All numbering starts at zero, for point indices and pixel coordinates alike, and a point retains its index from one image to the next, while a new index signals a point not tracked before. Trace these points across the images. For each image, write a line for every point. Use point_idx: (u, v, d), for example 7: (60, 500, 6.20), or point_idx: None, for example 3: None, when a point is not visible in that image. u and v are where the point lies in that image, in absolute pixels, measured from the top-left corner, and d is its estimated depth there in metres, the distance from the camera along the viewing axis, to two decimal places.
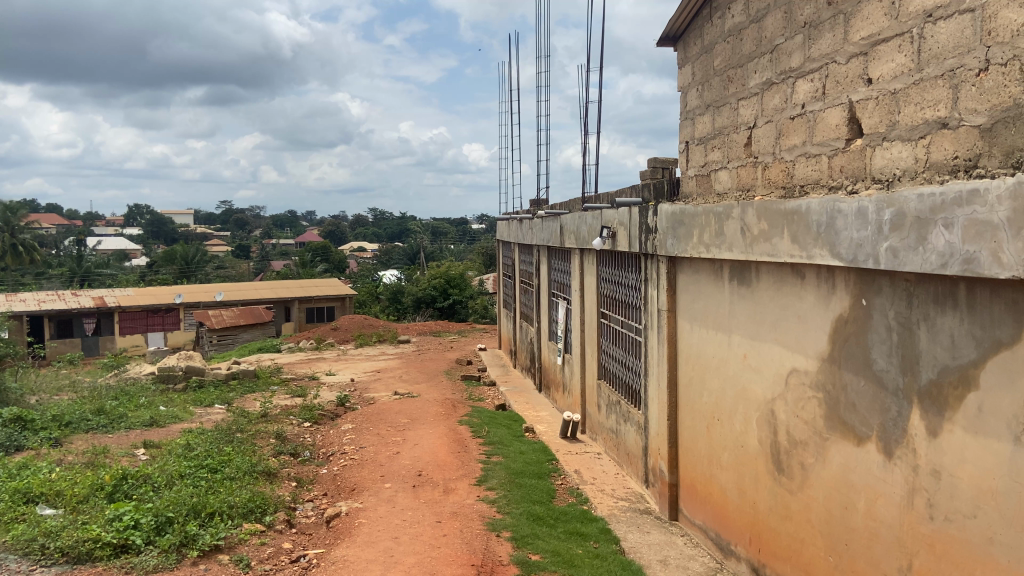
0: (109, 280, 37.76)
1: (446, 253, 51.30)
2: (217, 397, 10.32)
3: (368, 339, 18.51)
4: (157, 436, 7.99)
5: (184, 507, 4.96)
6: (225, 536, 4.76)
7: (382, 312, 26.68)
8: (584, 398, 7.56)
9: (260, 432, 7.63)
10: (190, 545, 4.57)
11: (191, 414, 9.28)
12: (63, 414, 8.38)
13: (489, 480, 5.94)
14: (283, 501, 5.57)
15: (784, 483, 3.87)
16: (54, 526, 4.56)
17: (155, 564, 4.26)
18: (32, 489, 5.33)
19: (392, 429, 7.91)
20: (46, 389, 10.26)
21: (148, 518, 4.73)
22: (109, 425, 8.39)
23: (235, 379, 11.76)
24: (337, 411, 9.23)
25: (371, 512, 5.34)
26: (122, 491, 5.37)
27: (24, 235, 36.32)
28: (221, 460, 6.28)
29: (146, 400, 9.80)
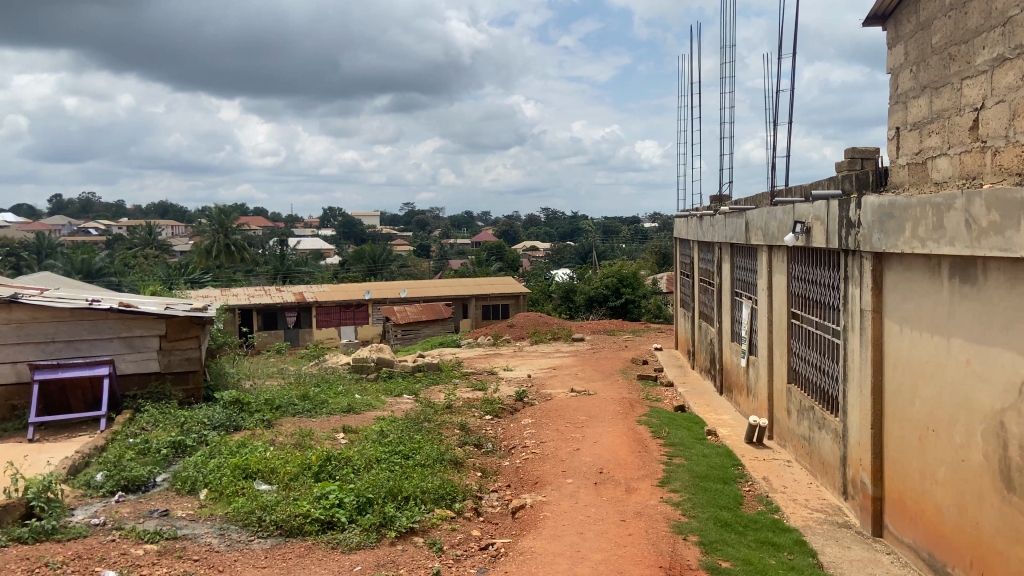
0: (307, 278, 41.23)
1: (616, 252, 51.18)
2: (405, 388, 10.91)
3: (543, 336, 18.85)
4: (355, 422, 8.55)
5: (382, 490, 5.26)
6: (420, 520, 5.01)
7: (554, 310, 27.11)
8: (772, 402, 7.23)
9: (446, 423, 7.95)
10: (388, 525, 4.86)
11: (384, 402, 9.88)
12: (274, 398, 9.21)
13: (672, 482, 5.81)
14: (471, 490, 5.77)
15: (1015, 504, 3.47)
16: (269, 500, 5.04)
17: (358, 541, 4.60)
18: (250, 465, 5.88)
19: (571, 425, 7.97)
20: (259, 375, 11.35)
21: (351, 498, 5.07)
22: (313, 410, 9.12)
23: (421, 372, 12.36)
24: (517, 405, 9.44)
25: (554, 506, 5.41)
26: (326, 471, 5.81)
27: (236, 236, 40.48)
28: (412, 447, 6.61)
29: (343, 388, 10.54)
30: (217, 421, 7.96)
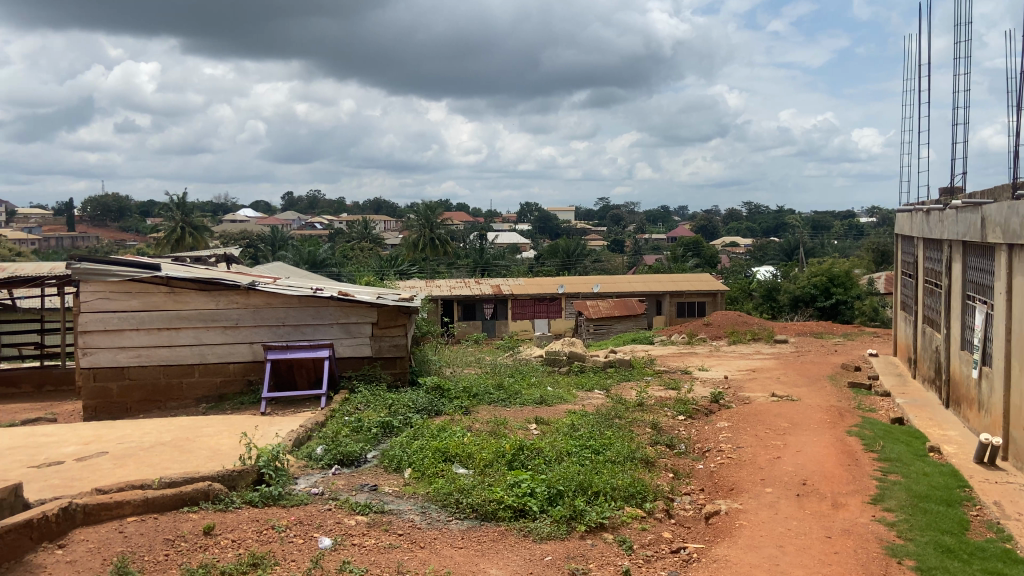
0: (505, 271, 42.67)
1: (826, 249, 47.89)
2: (597, 383, 10.94)
3: (742, 336, 18.06)
4: (547, 414, 8.73)
5: (573, 483, 5.31)
6: (610, 516, 5.03)
7: (755, 309, 25.95)
8: (1008, 418, 6.40)
9: (637, 421, 7.87)
10: (578, 519, 4.93)
11: (575, 396, 9.99)
12: (472, 387, 9.63)
13: (886, 501, 5.32)
14: (662, 491, 5.66)
15: None
16: (466, 484, 5.30)
17: (549, 531, 4.72)
18: (449, 449, 6.22)
19: (772, 432, 7.57)
20: (459, 364, 11.91)
21: (542, 488, 5.19)
22: (508, 399, 9.43)
23: (613, 368, 12.32)
24: (712, 407, 9.15)
25: (751, 515, 5.18)
26: (519, 460, 5.98)
27: (439, 231, 42.83)
28: (603, 442, 6.62)
29: (537, 380, 10.81)
30: (421, 405, 8.50)
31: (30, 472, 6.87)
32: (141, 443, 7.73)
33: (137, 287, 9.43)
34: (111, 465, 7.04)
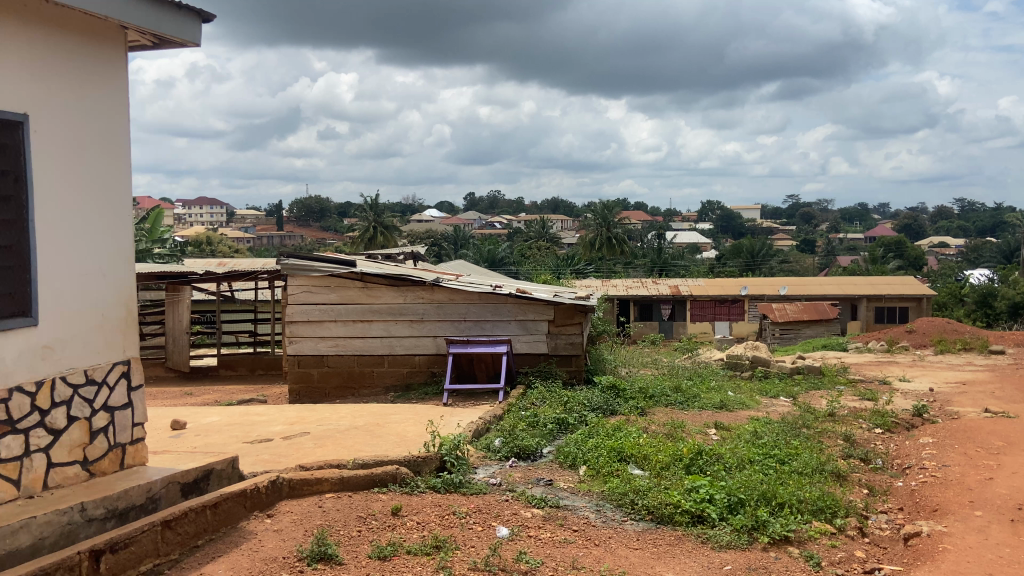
0: (684, 271, 41.92)
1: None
2: (782, 390, 10.44)
3: (951, 345, 16.45)
4: (727, 419, 8.49)
5: (756, 493, 5.83)
6: (795, 530, 5.43)
7: (967, 316, 23.55)
8: None
9: (828, 432, 7.79)
10: (761, 530, 5.40)
11: (758, 403, 9.60)
12: (648, 387, 9.54)
13: None
14: (854, 508, 5.95)
15: None
16: (641, 486, 6.13)
17: (730, 540, 5.22)
18: (625, 449, 6.99)
19: (981, 451, 7.08)
20: (636, 364, 11.85)
21: (722, 496, 5.79)
22: (686, 402, 9.23)
23: (800, 374, 11.68)
24: (912, 421, 8.44)
25: (955, 539, 5.33)
26: (697, 465, 6.59)
27: (616, 230, 42.83)
28: (789, 453, 6.90)
29: (717, 384, 10.49)
30: (596, 403, 8.60)
31: (244, 446, 7.65)
32: (338, 425, 8.39)
33: (335, 282, 10.41)
34: (312, 444, 7.66)
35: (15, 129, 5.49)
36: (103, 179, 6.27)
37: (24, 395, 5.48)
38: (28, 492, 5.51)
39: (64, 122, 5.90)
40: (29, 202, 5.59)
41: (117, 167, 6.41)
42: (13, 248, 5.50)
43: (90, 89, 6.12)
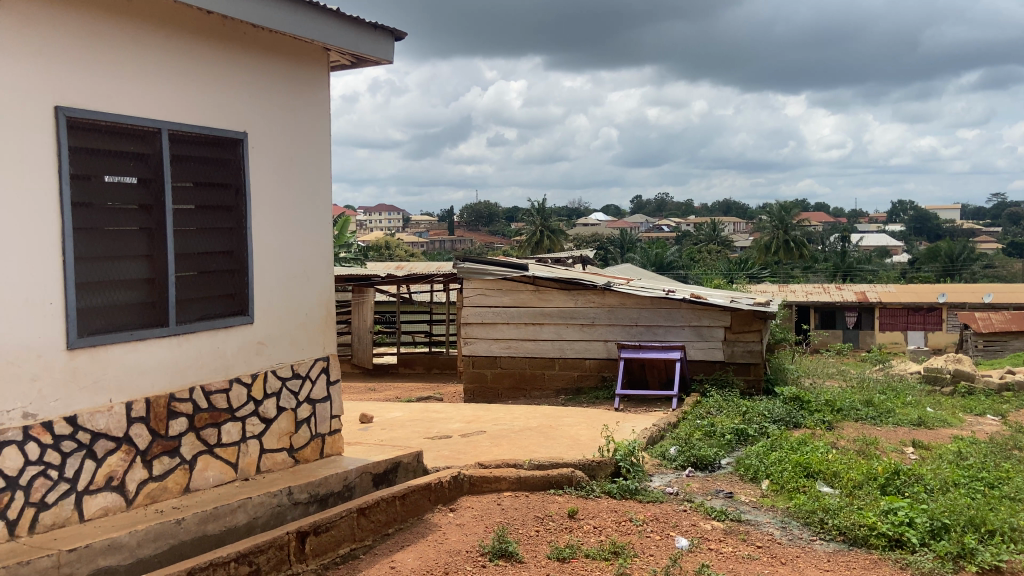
0: (868, 276, 39.34)
1: None
2: (991, 408, 9.51)
3: None
4: (927, 437, 7.85)
5: (962, 519, 5.38)
6: (1010, 560, 4.96)
7: None
8: None
9: None
10: (968, 558, 5.00)
11: (961, 421, 8.81)
12: (835, 400, 9.03)
13: None
14: None
15: None
16: (831, 505, 5.80)
17: (931, 567, 4.90)
18: (812, 464, 6.65)
19: None
20: (819, 375, 11.31)
21: (923, 520, 5.38)
22: (878, 418, 8.64)
23: (1012, 392, 10.60)
24: None
25: None
26: (894, 486, 6.14)
27: None
28: (1000, 477, 6.30)
29: (913, 399, 9.72)
30: (778, 415, 8.27)
31: (426, 442, 8.03)
32: (513, 426, 8.59)
33: (508, 285, 10.69)
34: (489, 443, 7.89)
35: (237, 147, 6.15)
36: (310, 189, 6.83)
37: (240, 386, 6.13)
38: (244, 474, 6.12)
39: (277, 137, 6.49)
40: (247, 211, 6.23)
41: (321, 178, 6.96)
42: (234, 253, 6.20)
43: (299, 106, 6.68)
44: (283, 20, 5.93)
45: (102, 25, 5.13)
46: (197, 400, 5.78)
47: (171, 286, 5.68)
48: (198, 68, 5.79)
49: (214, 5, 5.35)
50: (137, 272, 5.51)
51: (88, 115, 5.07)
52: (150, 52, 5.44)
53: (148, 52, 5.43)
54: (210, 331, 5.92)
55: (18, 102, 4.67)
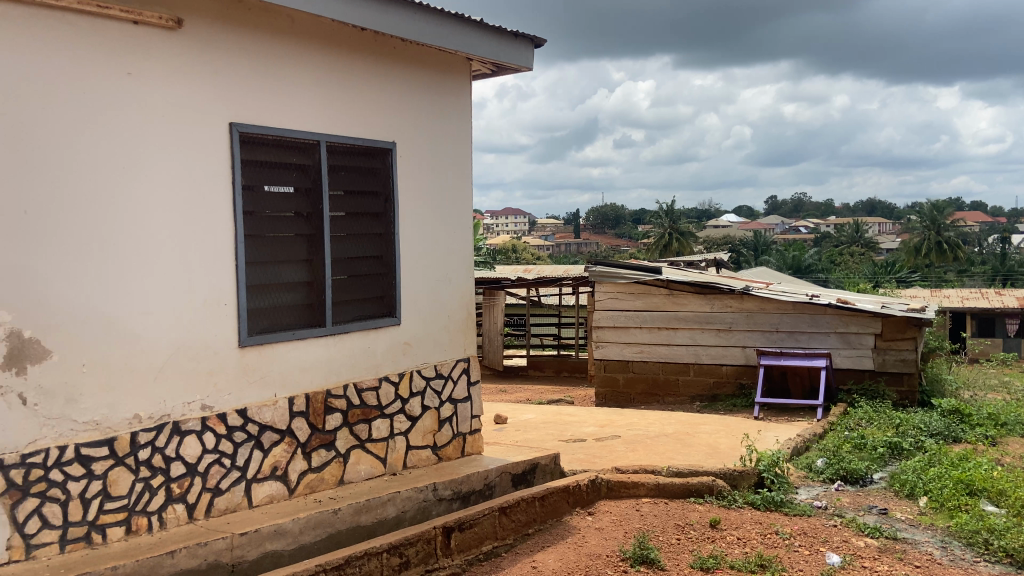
0: None
1: None
2: None
3: None
4: None
5: None
6: None
7: None
8: None
9: None
10: None
11: None
12: (999, 414, 8.38)
13: None
14: None
15: None
16: (997, 524, 5.42)
17: None
18: (975, 481, 6.17)
19: None
20: (981, 388, 10.58)
21: None
22: None
23: None
24: None
25: None
26: None
27: None
28: None
29: None
30: (935, 429, 7.76)
31: (561, 444, 8.09)
32: (648, 431, 8.51)
33: (640, 289, 10.71)
34: (624, 448, 7.84)
35: (386, 156, 6.44)
36: (452, 195, 7.05)
37: (389, 384, 6.42)
38: (392, 469, 6.39)
39: (423, 146, 6.74)
40: (396, 218, 6.50)
41: (463, 184, 7.16)
42: (383, 257, 6.49)
43: (443, 115, 6.91)
44: (431, 34, 6.17)
45: (269, 46, 5.52)
46: (350, 397, 6.10)
47: (328, 288, 6.01)
48: (351, 83, 6.10)
49: (368, 22, 5.64)
50: (298, 275, 5.88)
51: (259, 131, 5.47)
52: (310, 70, 5.80)
53: (309, 69, 5.79)
54: (363, 331, 6.24)
55: (199, 121, 5.12)
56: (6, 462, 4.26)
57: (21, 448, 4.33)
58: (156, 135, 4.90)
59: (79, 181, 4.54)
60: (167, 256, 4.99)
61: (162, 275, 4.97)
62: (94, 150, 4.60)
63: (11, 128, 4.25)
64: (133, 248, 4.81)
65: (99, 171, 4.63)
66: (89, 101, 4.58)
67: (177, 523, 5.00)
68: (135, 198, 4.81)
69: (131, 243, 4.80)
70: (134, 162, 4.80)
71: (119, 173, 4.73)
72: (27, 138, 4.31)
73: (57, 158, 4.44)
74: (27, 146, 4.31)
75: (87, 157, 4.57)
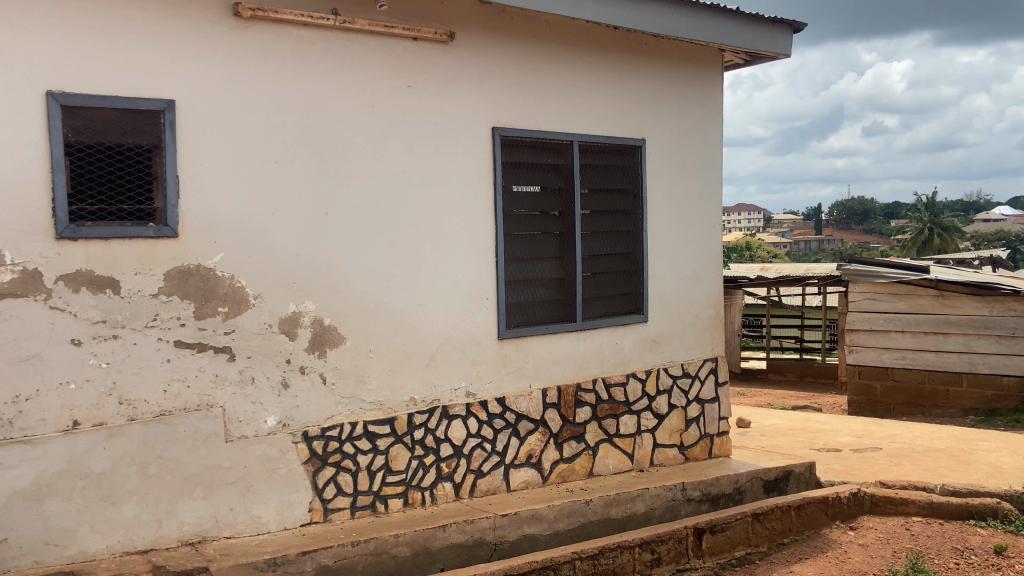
0: None
1: None
2: None
3: None
4: None
5: None
6: None
7: None
8: None
9: None
10: None
11: None
12: None
13: None
14: None
15: None
16: None
17: None
18: None
19: None
20: None
21: None
22: None
23: None
24: None
25: None
26: None
27: None
28: None
29: None
30: None
31: (813, 453, 7.63)
32: (913, 445, 7.76)
33: (905, 289, 9.84)
34: (887, 461, 7.20)
35: (636, 153, 6.45)
36: (701, 190, 6.89)
37: (636, 380, 6.44)
38: (639, 465, 6.42)
39: (672, 141, 6.67)
40: (645, 214, 6.49)
41: (713, 179, 6.98)
42: (631, 254, 6.51)
43: (693, 108, 6.78)
44: (684, 27, 6.07)
45: (529, 51, 5.76)
46: (599, 392, 6.21)
47: (578, 284, 6.16)
48: (603, 81, 6.19)
49: (623, 21, 5.68)
50: (551, 271, 6.08)
51: (518, 133, 5.74)
52: (566, 72, 5.97)
53: (563, 70, 5.96)
54: (611, 327, 6.31)
55: (467, 127, 5.49)
56: (311, 433, 4.86)
57: (322, 421, 4.91)
58: (431, 141, 5.33)
59: (368, 185, 5.06)
60: (439, 252, 5.40)
61: (434, 269, 5.38)
62: (381, 157, 5.11)
63: (319, 141, 4.85)
64: (412, 245, 5.27)
65: (384, 175, 5.13)
66: (376, 113, 5.08)
67: (445, 500, 5.40)
68: (414, 198, 5.27)
69: (411, 240, 5.26)
70: (413, 166, 5.25)
71: (400, 177, 5.20)
72: (330, 149, 4.90)
73: (352, 166, 4.99)
74: (329, 155, 4.89)
75: (376, 163, 5.09)
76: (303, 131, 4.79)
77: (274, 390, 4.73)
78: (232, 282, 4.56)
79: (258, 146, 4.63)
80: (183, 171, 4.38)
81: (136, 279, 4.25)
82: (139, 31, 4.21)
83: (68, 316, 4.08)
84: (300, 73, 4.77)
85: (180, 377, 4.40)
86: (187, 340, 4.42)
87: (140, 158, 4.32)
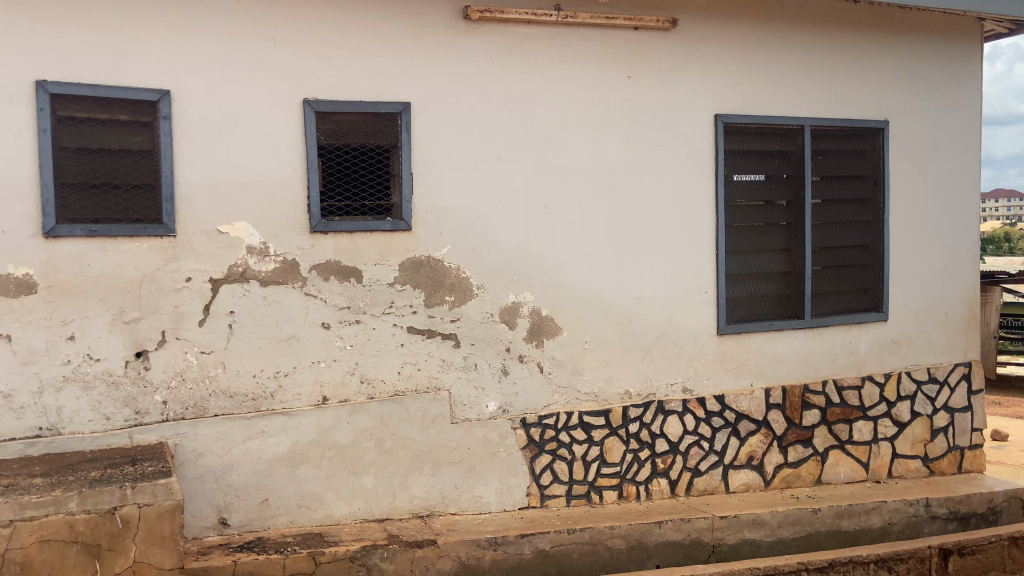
0: None
1: None
2: None
3: None
4: None
5: None
6: None
7: None
8: None
9: None
10: None
11: None
12: None
13: None
14: None
15: None
16: None
17: None
18: None
19: None
20: None
21: None
22: None
23: None
24: None
25: None
26: None
27: None
28: None
29: None
30: None
31: None
32: None
33: None
34: None
35: (877, 136, 5.90)
36: (956, 174, 6.15)
37: (873, 384, 5.90)
38: (875, 476, 5.89)
39: (921, 121, 6.00)
40: (887, 203, 5.91)
41: (970, 162, 6.20)
42: (870, 247, 5.97)
43: (947, 84, 6.06)
44: None
45: (756, 33, 5.46)
46: (830, 394, 5.77)
47: (808, 279, 5.76)
48: (840, 59, 5.72)
49: None
50: (777, 265, 5.75)
51: (743, 119, 5.47)
52: (797, 51, 5.59)
53: (795, 50, 5.58)
54: (845, 326, 5.83)
55: (688, 116, 5.33)
56: (529, 420, 4.99)
57: (539, 409, 5.04)
58: (651, 131, 5.25)
59: (587, 177, 5.09)
60: (658, 244, 5.30)
61: (653, 262, 5.30)
62: (601, 149, 5.12)
63: (541, 136, 4.97)
64: (630, 237, 5.23)
65: (604, 167, 5.14)
66: (597, 105, 5.10)
67: (661, 496, 5.32)
68: (633, 190, 5.22)
69: (629, 232, 5.22)
70: (633, 157, 5.21)
71: (620, 168, 5.18)
72: (551, 143, 4.99)
73: (573, 159, 5.05)
74: (550, 149, 4.99)
75: (596, 155, 5.11)
76: (525, 127, 4.93)
77: (495, 376, 4.92)
78: (459, 273, 4.81)
79: (484, 143, 4.83)
80: (417, 169, 4.68)
81: (375, 269, 4.62)
82: (381, 41, 4.56)
83: (320, 302, 4.52)
84: (524, 70, 4.90)
85: (412, 360, 4.73)
86: (418, 327, 4.73)
87: (380, 158, 4.67)
